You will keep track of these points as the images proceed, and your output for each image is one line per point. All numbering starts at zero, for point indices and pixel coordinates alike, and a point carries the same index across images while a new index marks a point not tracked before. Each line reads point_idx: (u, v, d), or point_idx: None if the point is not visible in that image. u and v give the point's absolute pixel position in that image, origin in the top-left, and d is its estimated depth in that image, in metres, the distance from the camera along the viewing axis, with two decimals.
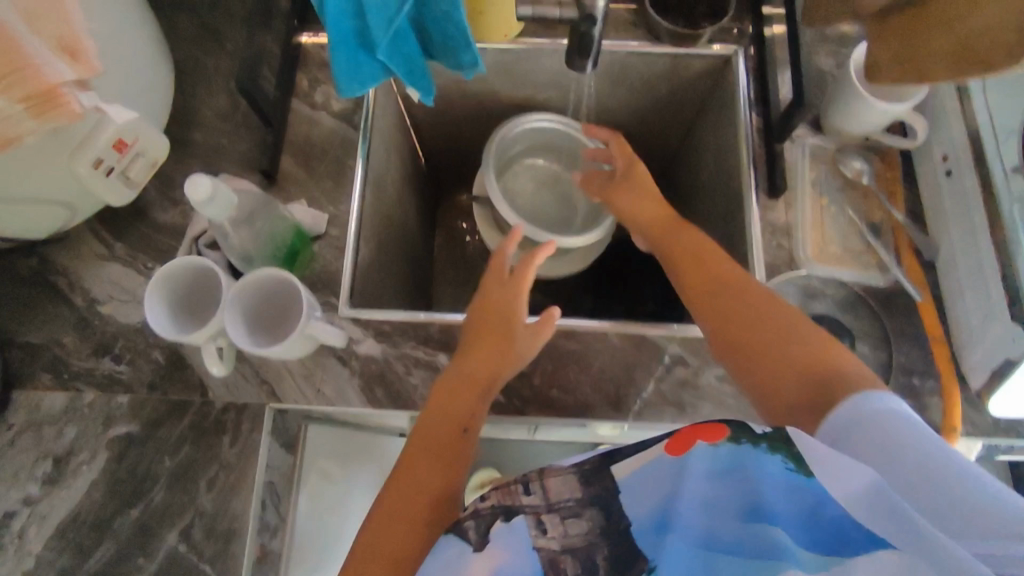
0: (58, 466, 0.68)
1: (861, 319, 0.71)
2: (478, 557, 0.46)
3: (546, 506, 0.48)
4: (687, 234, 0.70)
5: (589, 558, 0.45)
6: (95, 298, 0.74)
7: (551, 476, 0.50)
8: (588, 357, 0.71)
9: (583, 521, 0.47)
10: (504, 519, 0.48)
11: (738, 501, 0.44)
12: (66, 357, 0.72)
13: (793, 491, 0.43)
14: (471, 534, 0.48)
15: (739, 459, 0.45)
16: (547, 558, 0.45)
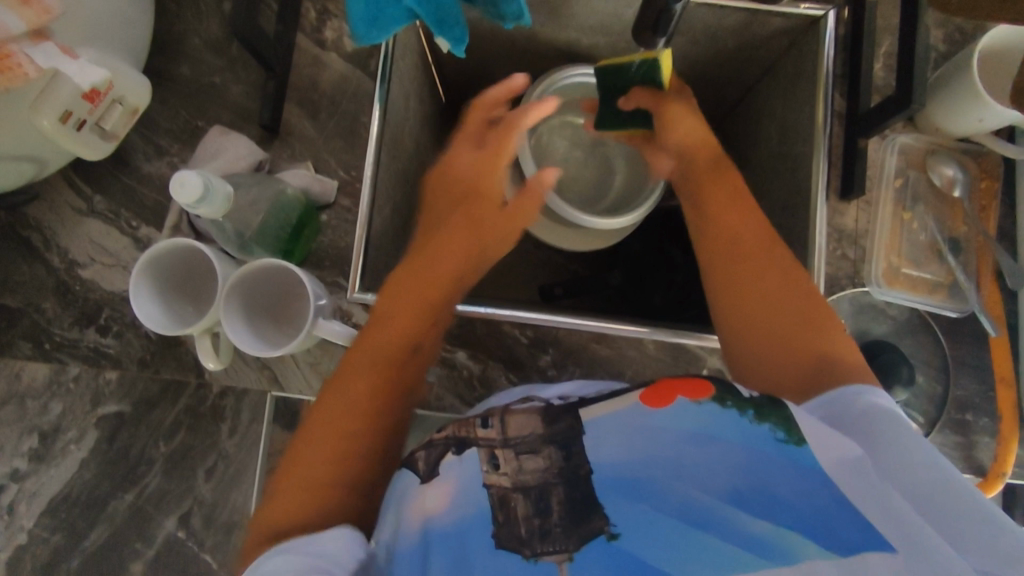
0: (45, 442, 0.64)
1: (924, 346, 0.64)
2: (427, 489, 0.44)
3: (501, 441, 0.45)
4: (724, 191, 0.60)
5: (542, 496, 0.42)
6: (75, 260, 0.66)
7: (513, 413, 0.46)
8: (621, 364, 0.64)
9: (541, 459, 0.43)
10: (456, 451, 0.45)
11: (715, 475, 0.41)
12: (46, 325, 0.65)
13: (789, 472, 0.41)
14: (419, 465, 0.45)
15: (720, 426, 0.43)
16: (498, 496, 0.43)
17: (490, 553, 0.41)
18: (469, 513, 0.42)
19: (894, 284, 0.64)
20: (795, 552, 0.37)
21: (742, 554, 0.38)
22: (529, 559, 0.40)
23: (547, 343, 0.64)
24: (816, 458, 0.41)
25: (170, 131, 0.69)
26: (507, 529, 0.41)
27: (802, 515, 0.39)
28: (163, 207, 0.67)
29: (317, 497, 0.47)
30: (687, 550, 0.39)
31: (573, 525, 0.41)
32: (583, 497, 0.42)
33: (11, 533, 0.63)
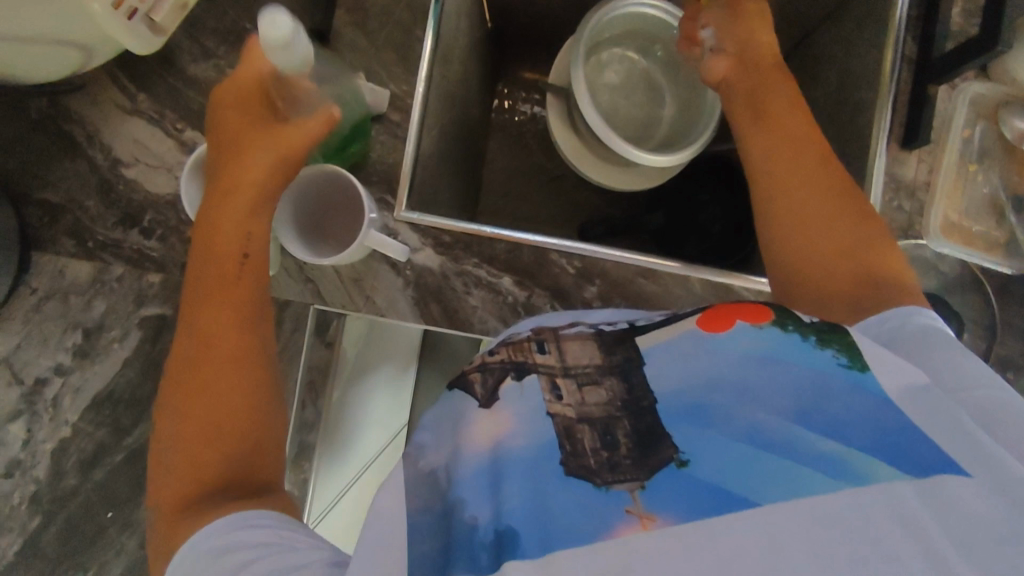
0: (89, 339, 0.64)
1: (971, 303, 0.64)
2: (485, 412, 0.45)
3: (561, 369, 0.46)
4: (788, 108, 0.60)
5: (608, 429, 0.42)
6: (118, 158, 0.65)
7: (568, 341, 0.49)
8: (666, 301, 0.64)
9: (604, 391, 0.44)
10: (515, 377, 0.46)
11: (784, 400, 0.42)
12: (89, 223, 0.64)
13: (855, 396, 0.41)
14: (477, 387, 0.47)
15: (783, 348, 0.44)
16: (563, 426, 0.43)
17: (560, 483, 0.40)
18: (536, 443, 0.42)
19: (950, 237, 0.62)
20: (870, 471, 0.36)
21: (814, 473, 0.37)
22: (601, 487, 0.39)
23: (594, 275, 0.64)
24: (880, 385, 0.41)
25: (217, 31, 0.66)
26: (576, 460, 0.41)
27: (875, 434, 0.38)
28: (209, 110, 0.66)
29: (198, 452, 0.45)
30: (759, 474, 0.38)
31: (642, 456, 0.40)
32: (648, 427, 0.42)
33: (54, 426, 0.63)
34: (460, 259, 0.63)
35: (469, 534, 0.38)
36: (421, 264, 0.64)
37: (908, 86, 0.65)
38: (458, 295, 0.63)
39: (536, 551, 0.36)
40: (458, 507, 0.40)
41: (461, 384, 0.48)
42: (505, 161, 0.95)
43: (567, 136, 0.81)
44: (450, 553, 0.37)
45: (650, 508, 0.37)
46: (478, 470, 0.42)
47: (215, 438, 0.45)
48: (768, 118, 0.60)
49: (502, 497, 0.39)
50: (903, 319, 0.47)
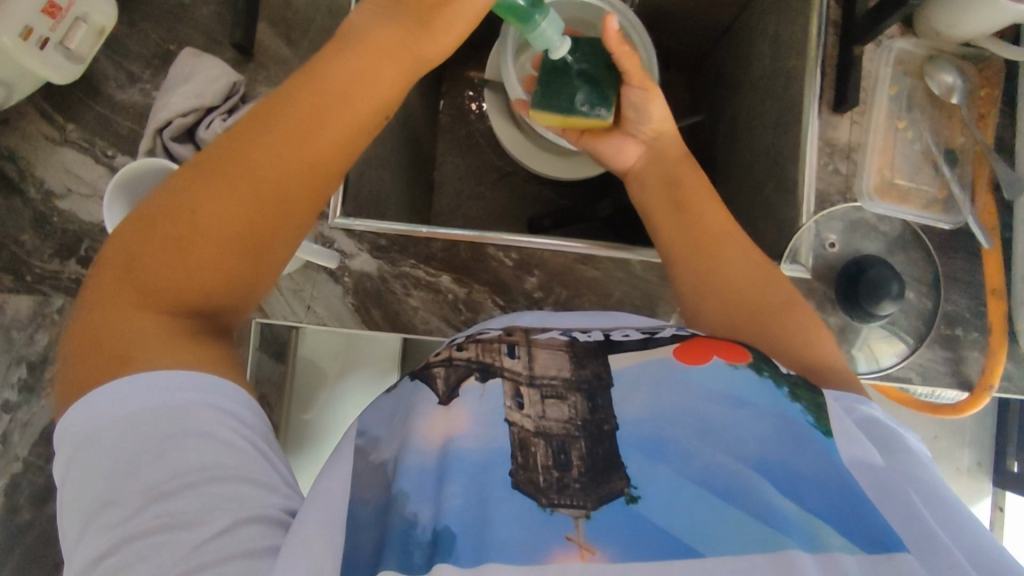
0: (34, 372, 0.64)
1: (914, 262, 0.63)
2: (443, 411, 0.44)
3: (526, 377, 0.45)
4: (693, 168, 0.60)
5: (563, 448, 0.41)
6: (51, 190, 0.65)
7: (539, 347, 0.47)
8: (608, 285, 0.63)
9: (566, 407, 0.43)
10: (479, 378, 0.45)
11: (742, 447, 0.42)
12: (26, 257, 0.64)
13: (816, 455, 0.41)
14: (438, 382, 0.46)
15: (753, 393, 0.44)
16: (518, 438, 0.42)
17: (505, 493, 0.40)
18: (489, 450, 0.42)
19: (885, 197, 0.62)
20: (820, 538, 0.37)
21: (761, 525, 0.37)
22: (545, 508, 0.39)
23: (532, 265, 0.63)
24: (838, 448, 0.41)
25: (141, 56, 0.67)
26: (525, 473, 0.41)
27: (826, 498, 0.39)
28: (138, 134, 0.66)
29: (178, 247, 0.40)
30: (704, 522, 0.38)
31: (592, 484, 0.40)
32: (604, 454, 0.41)
33: None
34: (397, 261, 0.63)
35: (405, 531, 0.38)
36: (359, 269, 0.63)
37: (835, 49, 0.65)
38: (398, 298, 0.63)
39: (468, 559, 0.36)
40: (399, 501, 0.40)
41: (422, 378, 0.46)
42: (456, 161, 0.95)
43: (508, 131, 0.81)
44: (386, 546, 0.37)
45: (590, 538, 0.37)
46: (425, 468, 0.42)
47: (220, 233, 0.41)
48: (678, 174, 0.59)
49: (444, 497, 0.40)
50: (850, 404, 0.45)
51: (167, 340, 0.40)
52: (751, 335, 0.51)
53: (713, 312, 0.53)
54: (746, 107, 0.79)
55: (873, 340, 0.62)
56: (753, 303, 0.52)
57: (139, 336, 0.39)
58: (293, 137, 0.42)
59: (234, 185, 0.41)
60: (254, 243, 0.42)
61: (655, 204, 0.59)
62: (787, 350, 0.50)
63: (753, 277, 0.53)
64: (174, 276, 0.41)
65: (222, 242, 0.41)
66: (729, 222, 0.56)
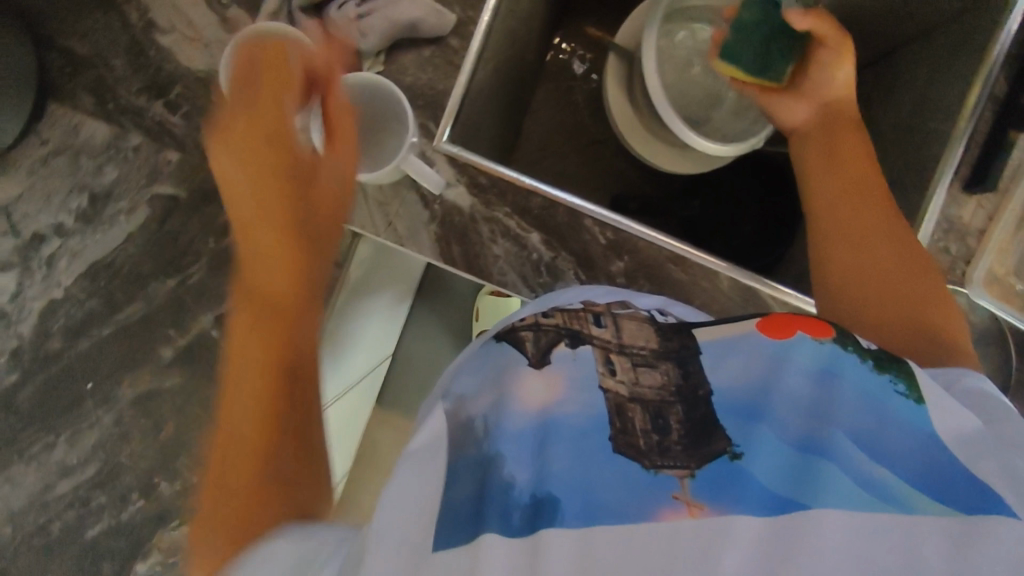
0: (95, 204, 0.62)
1: (988, 358, 0.63)
2: (534, 373, 0.42)
3: (616, 344, 0.43)
4: (853, 146, 0.61)
5: (660, 414, 0.39)
6: (154, 22, 0.60)
7: (625, 320, 0.46)
8: (691, 293, 0.62)
9: (659, 373, 0.41)
10: (569, 344, 0.44)
11: (833, 416, 0.39)
12: (115, 84, 0.61)
13: (901, 426, 0.39)
14: (528, 345, 0.44)
15: (841, 365, 0.42)
16: (614, 403, 0.39)
17: (605, 458, 0.37)
18: (587, 415, 0.39)
19: (989, 290, 0.61)
20: (919, 503, 0.34)
21: (866, 493, 0.34)
22: (648, 469, 0.36)
23: (624, 250, 0.62)
24: (931, 422, 0.39)
25: None
26: (625, 437, 0.38)
27: (927, 473, 0.36)
28: None
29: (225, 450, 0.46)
30: (811, 479, 0.35)
31: (693, 445, 0.37)
32: (702, 419, 0.39)
33: (48, 286, 0.61)
34: (492, 205, 0.61)
35: (503, 490, 0.35)
36: (452, 201, 0.61)
37: (986, 127, 0.63)
38: (483, 241, 0.61)
39: (576, 520, 0.33)
40: (495, 459, 0.37)
41: (510, 339, 0.45)
42: (548, 113, 0.91)
43: (618, 100, 0.78)
44: (484, 504, 0.35)
45: (698, 496, 0.34)
46: (522, 431, 0.39)
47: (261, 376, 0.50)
48: (840, 150, 0.61)
49: (548, 461, 0.37)
50: (955, 375, 0.46)
51: (231, 501, 0.44)
52: (883, 317, 0.52)
53: (854, 296, 0.53)
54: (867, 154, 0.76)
55: None
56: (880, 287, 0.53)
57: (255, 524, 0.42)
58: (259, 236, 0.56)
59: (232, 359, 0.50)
60: (281, 380, 0.51)
61: (819, 191, 0.60)
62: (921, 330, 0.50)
63: (914, 272, 0.53)
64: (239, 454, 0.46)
65: (256, 396, 0.49)
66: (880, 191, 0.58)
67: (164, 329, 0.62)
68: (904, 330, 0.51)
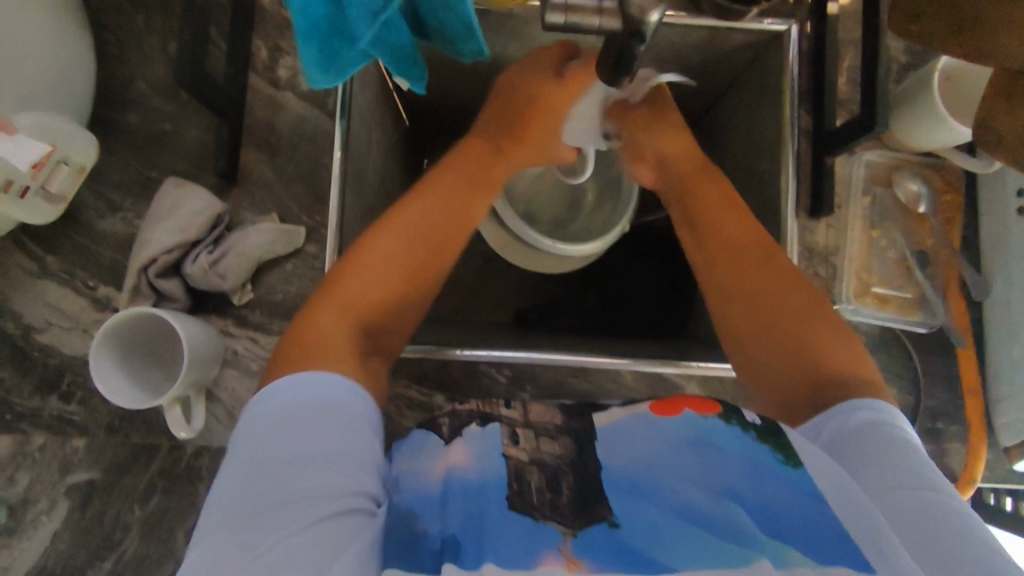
0: (15, 514, 0.62)
1: (891, 361, 0.66)
2: (449, 450, 0.43)
3: (522, 422, 0.45)
4: (714, 189, 0.60)
5: (555, 476, 0.41)
6: (30, 325, 0.63)
7: (533, 404, 0.47)
8: (600, 396, 0.64)
9: (558, 444, 0.43)
10: (479, 424, 0.45)
11: (711, 477, 0.41)
12: (6, 395, 0.63)
13: (782, 484, 0.40)
14: (443, 429, 0.45)
15: (721, 437, 0.43)
16: (515, 467, 0.41)
17: (499, 512, 0.39)
18: (486, 478, 0.41)
19: (864, 302, 0.65)
20: (784, 553, 0.35)
21: (731, 546, 0.36)
22: (537, 523, 0.38)
23: (525, 380, 0.64)
24: (810, 475, 0.40)
25: (119, 182, 0.65)
26: (521, 498, 0.40)
27: (803, 530, 0.37)
28: (120, 264, 0.64)
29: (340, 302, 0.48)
30: (682, 542, 0.37)
31: (579, 508, 0.39)
32: (590, 491, 0.41)
33: None
34: (390, 384, 0.63)
35: (409, 542, 0.37)
36: None
37: (808, 158, 0.68)
38: (393, 420, 0.63)
39: (469, 562, 0.35)
40: (408, 521, 0.39)
41: (427, 426, 0.47)
42: None
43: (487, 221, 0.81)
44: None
45: (577, 552, 0.36)
46: (429, 498, 0.41)
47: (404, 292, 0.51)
48: (699, 209, 0.59)
49: (447, 516, 0.39)
50: (845, 413, 0.44)
51: (341, 360, 0.44)
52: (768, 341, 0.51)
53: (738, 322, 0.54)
54: None
55: None
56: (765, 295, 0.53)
57: (280, 374, 0.42)
58: (442, 245, 0.54)
59: (416, 255, 0.52)
60: (428, 245, 0.53)
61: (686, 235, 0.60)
62: (812, 369, 0.48)
63: (811, 309, 0.51)
64: (375, 289, 0.50)
65: (381, 270, 0.50)
66: (754, 233, 0.56)
67: None
68: (801, 388, 0.48)
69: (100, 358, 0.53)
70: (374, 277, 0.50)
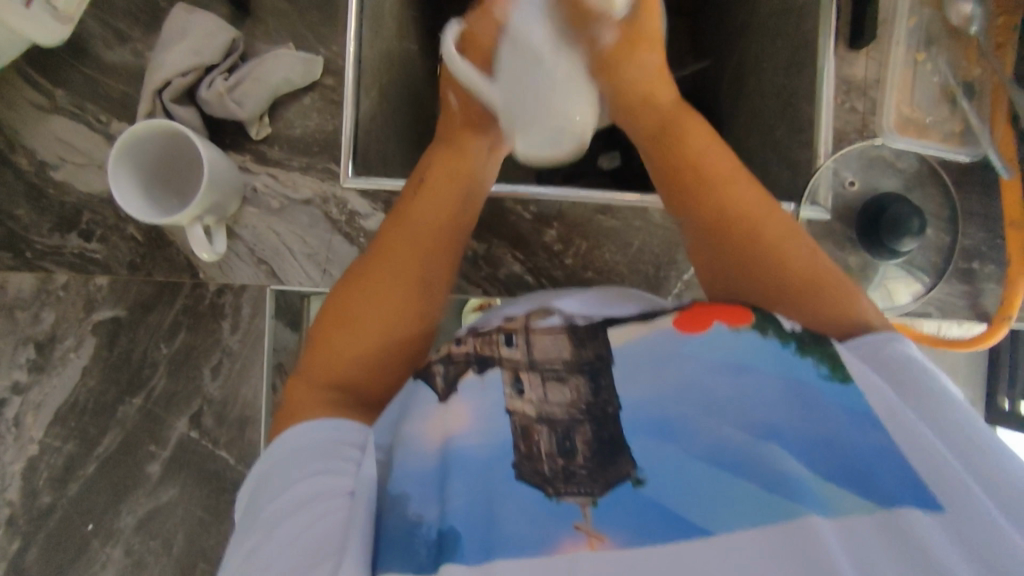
0: (42, 352, 0.62)
1: (930, 198, 0.63)
2: (443, 409, 0.41)
3: (525, 364, 0.42)
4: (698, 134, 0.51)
5: (568, 434, 0.38)
6: (45, 161, 0.62)
7: (539, 333, 0.44)
8: (628, 234, 0.62)
9: (568, 390, 0.40)
10: (477, 370, 0.42)
11: (749, 412, 0.39)
12: (26, 233, 0.62)
13: (815, 411, 0.38)
14: (437, 380, 0.43)
15: (757, 356, 0.40)
16: (521, 426, 0.39)
17: (509, 487, 0.37)
18: (490, 444, 0.39)
19: (905, 132, 0.61)
20: (833, 502, 0.34)
21: (773, 496, 0.34)
22: (551, 498, 0.36)
23: (551, 217, 0.62)
24: (860, 400, 0.38)
25: (127, 12, 0.63)
26: (530, 464, 0.38)
27: (839, 468, 0.35)
28: (132, 98, 0.62)
29: (340, 326, 0.44)
30: (713, 493, 0.35)
31: (599, 468, 0.37)
32: (611, 436, 0.38)
33: (21, 446, 0.61)
34: None
35: (408, 531, 0.36)
36: (374, 230, 0.62)
37: None
38: None
39: (476, 555, 0.34)
40: (400, 501, 0.37)
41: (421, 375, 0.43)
42: None
43: None
44: (382, 550, 0.35)
45: (599, 525, 0.34)
46: (426, 472, 0.39)
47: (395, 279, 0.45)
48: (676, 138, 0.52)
49: (447, 497, 0.37)
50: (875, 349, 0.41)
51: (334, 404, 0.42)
52: (773, 296, 0.45)
53: (728, 280, 0.48)
54: (754, 49, 0.73)
55: (890, 281, 0.62)
56: (746, 232, 0.47)
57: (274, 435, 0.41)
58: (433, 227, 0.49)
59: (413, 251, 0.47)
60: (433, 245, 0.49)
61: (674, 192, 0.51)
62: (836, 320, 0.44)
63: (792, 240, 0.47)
64: (375, 340, 0.44)
65: (376, 277, 0.45)
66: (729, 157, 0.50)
67: (145, 446, 0.62)
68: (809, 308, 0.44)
69: (139, 136, 0.54)
70: (377, 277, 0.45)
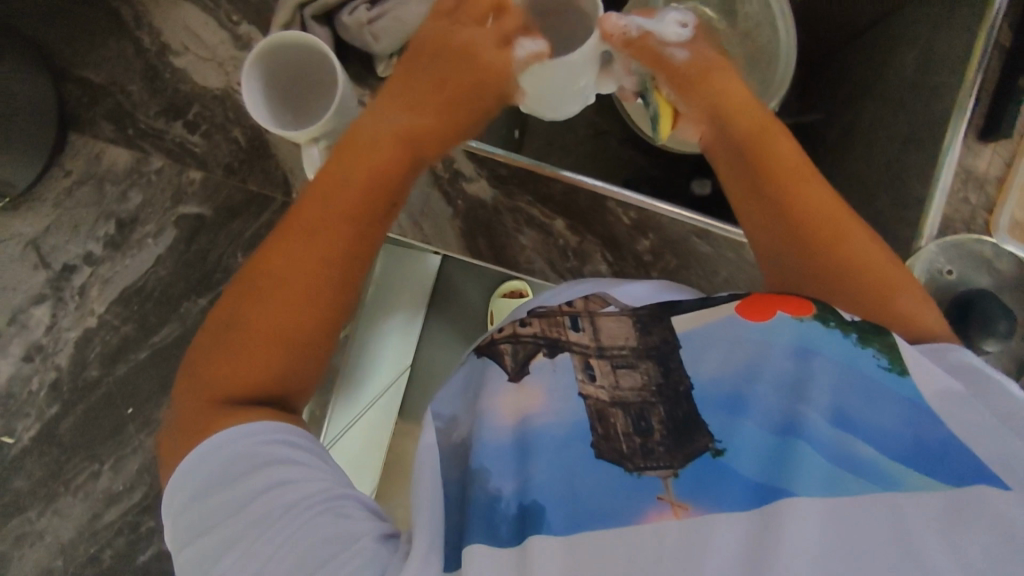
0: (122, 230, 0.62)
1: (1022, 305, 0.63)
2: (514, 387, 0.42)
3: (595, 349, 0.42)
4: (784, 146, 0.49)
5: (643, 415, 0.38)
6: (167, 45, 0.61)
7: (603, 317, 0.44)
8: (718, 265, 0.62)
9: (639, 374, 0.40)
10: (548, 354, 0.43)
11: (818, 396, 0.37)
12: (132, 110, 0.61)
13: (881, 396, 0.37)
14: (505, 358, 0.44)
15: (822, 342, 0.40)
16: (595, 410, 0.39)
17: (589, 465, 0.36)
18: (569, 422, 0.39)
19: (1012, 235, 0.64)
20: (911, 481, 0.32)
21: (851, 473, 0.33)
22: (632, 473, 0.35)
23: (648, 228, 0.62)
24: (918, 390, 0.37)
25: None
26: (608, 443, 0.37)
27: (911, 449, 0.34)
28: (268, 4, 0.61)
29: (249, 295, 0.41)
30: (785, 461, 0.34)
31: (677, 443, 0.36)
32: (685, 415, 0.38)
33: (80, 315, 0.62)
34: (514, 195, 0.61)
35: (490, 506, 0.36)
36: (473, 194, 0.62)
37: (998, 77, 0.64)
38: (508, 233, 0.62)
39: (560, 527, 0.34)
40: (480, 479, 0.37)
41: (489, 354, 0.44)
42: None
43: None
44: (467, 522, 0.35)
45: (683, 496, 0.33)
46: (503, 445, 0.39)
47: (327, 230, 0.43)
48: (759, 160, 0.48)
49: (529, 472, 0.37)
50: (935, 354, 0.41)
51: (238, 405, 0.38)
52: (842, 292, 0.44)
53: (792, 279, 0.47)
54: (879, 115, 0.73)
55: None
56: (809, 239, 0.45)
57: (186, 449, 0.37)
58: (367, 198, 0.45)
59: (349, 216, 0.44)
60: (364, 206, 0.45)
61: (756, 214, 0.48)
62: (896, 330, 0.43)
63: (853, 248, 0.45)
64: (300, 311, 0.41)
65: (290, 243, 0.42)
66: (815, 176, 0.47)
67: None
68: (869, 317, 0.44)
69: (278, 48, 0.54)
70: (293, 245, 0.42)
